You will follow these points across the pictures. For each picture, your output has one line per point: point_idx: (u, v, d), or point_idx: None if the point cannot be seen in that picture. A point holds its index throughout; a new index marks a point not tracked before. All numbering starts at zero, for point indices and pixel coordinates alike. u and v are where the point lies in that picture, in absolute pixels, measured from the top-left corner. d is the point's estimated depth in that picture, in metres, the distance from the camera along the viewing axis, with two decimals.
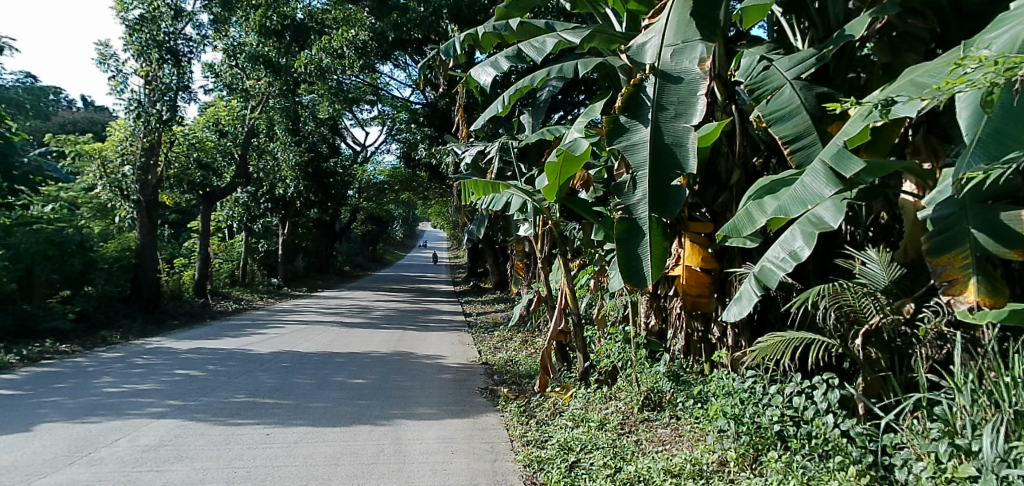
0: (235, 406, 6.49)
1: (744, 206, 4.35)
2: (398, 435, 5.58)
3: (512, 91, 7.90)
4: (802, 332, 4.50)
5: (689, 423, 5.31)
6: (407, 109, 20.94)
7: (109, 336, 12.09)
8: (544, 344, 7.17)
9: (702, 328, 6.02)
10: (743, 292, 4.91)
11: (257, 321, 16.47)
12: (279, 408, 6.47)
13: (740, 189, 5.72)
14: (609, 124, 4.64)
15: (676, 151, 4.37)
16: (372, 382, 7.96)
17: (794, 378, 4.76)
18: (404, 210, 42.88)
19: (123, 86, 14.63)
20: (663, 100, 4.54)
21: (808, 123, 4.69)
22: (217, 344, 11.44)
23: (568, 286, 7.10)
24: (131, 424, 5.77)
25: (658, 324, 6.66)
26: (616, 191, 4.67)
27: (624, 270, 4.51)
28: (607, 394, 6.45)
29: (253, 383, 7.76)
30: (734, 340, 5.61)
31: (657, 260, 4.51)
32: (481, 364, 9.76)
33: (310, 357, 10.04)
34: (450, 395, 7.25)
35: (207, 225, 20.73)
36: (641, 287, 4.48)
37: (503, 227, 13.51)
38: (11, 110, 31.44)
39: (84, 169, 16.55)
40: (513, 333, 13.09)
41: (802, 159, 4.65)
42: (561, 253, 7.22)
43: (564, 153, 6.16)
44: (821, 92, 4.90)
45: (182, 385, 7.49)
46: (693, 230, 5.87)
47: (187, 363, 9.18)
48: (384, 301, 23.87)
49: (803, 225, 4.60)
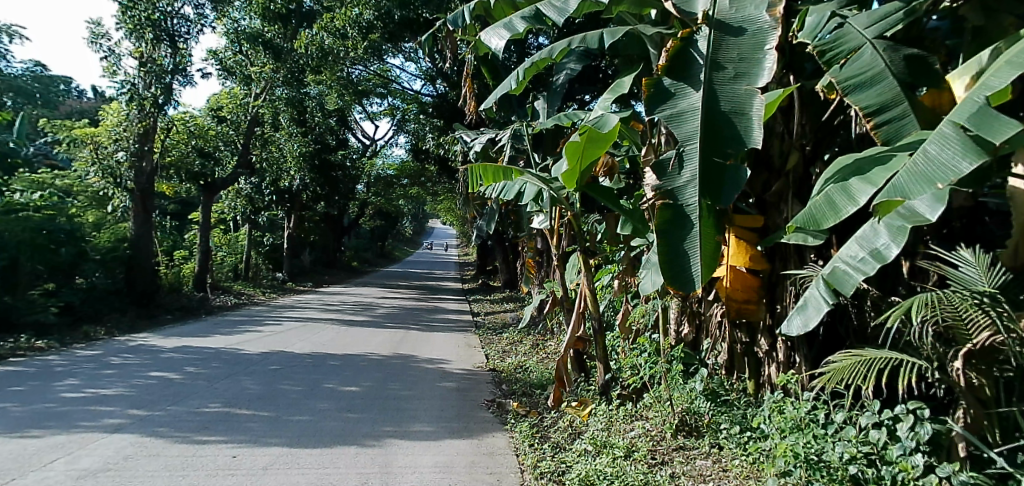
0: (205, 419, 5.65)
1: (823, 191, 3.49)
2: (388, 461, 4.70)
3: (527, 64, 7.00)
4: (887, 351, 3.62)
5: (736, 455, 4.43)
6: (418, 101, 20.19)
7: (92, 331, 11.35)
8: (560, 353, 6.32)
9: (746, 339, 5.15)
10: (808, 299, 4.05)
11: (254, 316, 15.71)
12: (254, 422, 5.61)
13: (797, 177, 4.83)
14: (649, 88, 3.79)
15: (734, 121, 3.51)
16: (365, 390, 7.10)
17: (872, 407, 3.86)
18: (413, 206, 42.29)
19: (116, 68, 13.93)
20: (718, 57, 3.68)
21: (895, 92, 3.81)
22: (205, 342, 10.65)
23: (586, 286, 6.18)
24: (78, 439, 4.94)
25: (693, 334, 5.79)
26: (657, 170, 3.81)
27: (665, 270, 3.62)
28: (631, 415, 5.59)
29: (233, 389, 6.93)
30: (786, 355, 4.82)
31: (707, 259, 3.59)
32: (488, 370, 8.90)
33: (302, 359, 9.22)
34: (453, 409, 6.37)
35: (207, 217, 20.00)
36: (687, 292, 3.54)
37: (514, 221, 12.65)
38: (17, 96, 31.16)
39: (79, 155, 15.87)
40: (522, 335, 12.25)
41: (889, 134, 3.73)
42: (580, 249, 6.32)
43: (589, 132, 5.28)
44: (910, 54, 4.00)
45: (153, 391, 6.66)
46: (740, 224, 5.00)
47: (166, 364, 8.38)
48: (389, 298, 23.09)
49: (890, 217, 3.73)
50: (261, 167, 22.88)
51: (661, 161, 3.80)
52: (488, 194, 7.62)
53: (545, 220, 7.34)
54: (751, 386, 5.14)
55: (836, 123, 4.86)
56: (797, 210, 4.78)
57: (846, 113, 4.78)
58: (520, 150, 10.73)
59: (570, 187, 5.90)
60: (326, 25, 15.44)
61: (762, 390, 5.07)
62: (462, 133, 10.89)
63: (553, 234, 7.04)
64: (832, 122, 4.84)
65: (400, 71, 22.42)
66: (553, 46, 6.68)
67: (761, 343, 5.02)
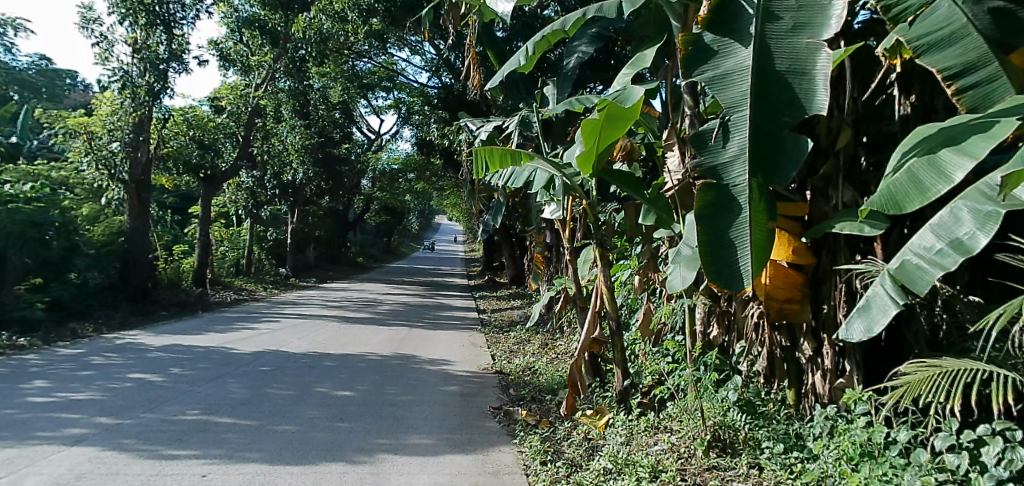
0: (180, 429, 5.07)
1: (904, 165, 2.91)
2: (380, 483, 4.08)
3: (538, 39, 6.37)
4: (970, 361, 2.96)
5: (780, 479, 3.79)
6: (424, 94, 19.64)
7: (80, 328, 10.83)
8: (573, 357, 5.71)
9: (786, 343, 4.56)
10: (873, 299, 3.44)
11: (252, 313, 15.17)
12: (234, 433, 5.04)
13: (848, 156, 4.23)
14: (687, 44, 3.22)
15: (791, 82, 2.95)
16: (361, 396, 6.51)
17: (948, 426, 3.23)
18: (419, 202, 41.78)
19: (109, 55, 13.40)
20: (773, 7, 3.12)
21: (980, 50, 3.19)
22: (196, 341, 10.12)
23: (603, 282, 5.56)
24: (33, 453, 4.38)
25: (723, 336, 5.21)
26: (697, 144, 3.23)
27: (706, 264, 3.03)
28: (654, 426, 5.01)
29: (216, 393, 6.38)
30: (834, 362, 4.23)
31: (759, 250, 3.00)
32: (494, 373, 8.28)
33: (297, 359, 8.66)
34: (455, 419, 5.76)
35: (207, 211, 19.41)
36: (736, 291, 2.94)
37: (522, 214, 12.05)
38: (21, 89, 30.92)
39: (72, 146, 15.36)
40: (530, 334, 11.67)
41: (976, 100, 3.13)
42: (596, 241, 5.69)
43: (608, 108, 4.65)
44: (995, 8, 3.40)
45: (130, 396, 6.13)
46: (783, 213, 4.38)
47: (149, 365, 7.82)
48: (393, 294, 22.51)
49: (976, 199, 3.17)
50: (263, 159, 22.42)
51: (701, 133, 3.22)
52: (494, 182, 6.98)
53: (557, 209, 6.69)
54: (791, 397, 4.57)
55: (877, 105, 4.53)
56: (849, 195, 4.19)
57: (887, 93, 4.46)
58: (529, 137, 10.08)
59: (586, 173, 5.32)
60: (325, 8, 14.87)
61: (804, 400, 4.49)
62: (467, 122, 10.35)
63: (567, 225, 6.39)
64: (874, 104, 4.52)
65: (406, 63, 21.99)
66: (567, 17, 6.05)
67: (803, 348, 4.43)
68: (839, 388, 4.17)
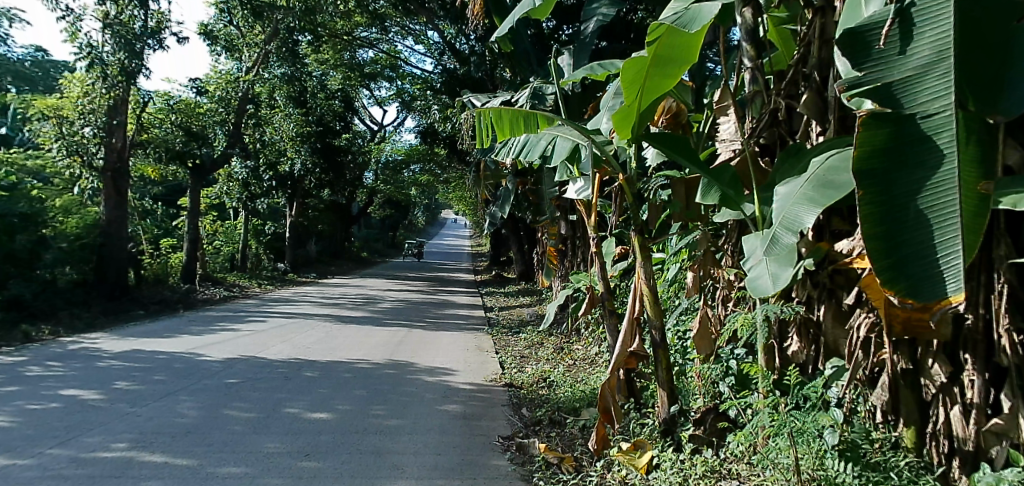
0: (88, 473, 3.85)
1: None
2: None
3: None
4: None
5: None
6: (430, 82, 18.58)
7: (34, 331, 9.68)
8: (606, 377, 4.43)
9: (908, 366, 3.33)
10: None
11: (238, 313, 13.97)
12: (159, 479, 3.81)
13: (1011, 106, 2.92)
14: None
15: None
16: (338, 420, 5.30)
17: None
18: (424, 196, 40.63)
19: (76, 29, 12.22)
20: None
21: None
22: (162, 345, 8.94)
23: (646, 281, 4.24)
24: None
25: (808, 353, 3.94)
26: (861, 53, 2.42)
27: (882, 251, 2.23)
28: (714, 472, 3.76)
29: (160, 416, 5.18)
30: (985, 395, 3.00)
31: (969, 225, 2.15)
32: (503, 385, 7.05)
33: (274, 369, 7.47)
34: (453, 455, 4.52)
35: (196, 203, 18.17)
36: (940, 291, 2.11)
37: (533, 203, 10.81)
38: (16, 81, 29.85)
39: (41, 131, 14.11)
40: (543, 337, 10.46)
41: None
42: (636, 228, 4.36)
43: (662, 39, 3.44)
44: None
45: (47, 421, 4.94)
46: None
47: (94, 376, 6.65)
48: (395, 291, 21.33)
49: None
50: (256, 148, 21.32)
51: (864, 37, 2.42)
52: (500, 157, 5.64)
53: (583, 188, 5.35)
54: (911, 437, 3.36)
55: None
56: (1015, 156, 2.90)
57: None
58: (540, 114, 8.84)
59: (623, 139, 4.12)
60: None
61: (931, 445, 3.28)
62: (472, 98, 9.16)
63: (593, 209, 5.07)
64: None
65: (408, 50, 20.95)
66: None
67: (933, 373, 3.22)
68: (993, 434, 2.93)
